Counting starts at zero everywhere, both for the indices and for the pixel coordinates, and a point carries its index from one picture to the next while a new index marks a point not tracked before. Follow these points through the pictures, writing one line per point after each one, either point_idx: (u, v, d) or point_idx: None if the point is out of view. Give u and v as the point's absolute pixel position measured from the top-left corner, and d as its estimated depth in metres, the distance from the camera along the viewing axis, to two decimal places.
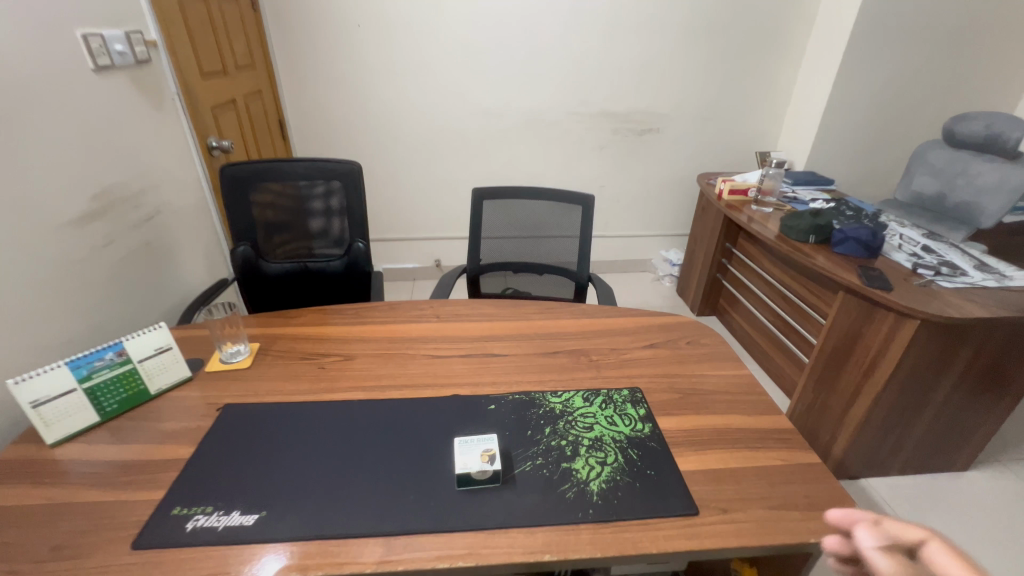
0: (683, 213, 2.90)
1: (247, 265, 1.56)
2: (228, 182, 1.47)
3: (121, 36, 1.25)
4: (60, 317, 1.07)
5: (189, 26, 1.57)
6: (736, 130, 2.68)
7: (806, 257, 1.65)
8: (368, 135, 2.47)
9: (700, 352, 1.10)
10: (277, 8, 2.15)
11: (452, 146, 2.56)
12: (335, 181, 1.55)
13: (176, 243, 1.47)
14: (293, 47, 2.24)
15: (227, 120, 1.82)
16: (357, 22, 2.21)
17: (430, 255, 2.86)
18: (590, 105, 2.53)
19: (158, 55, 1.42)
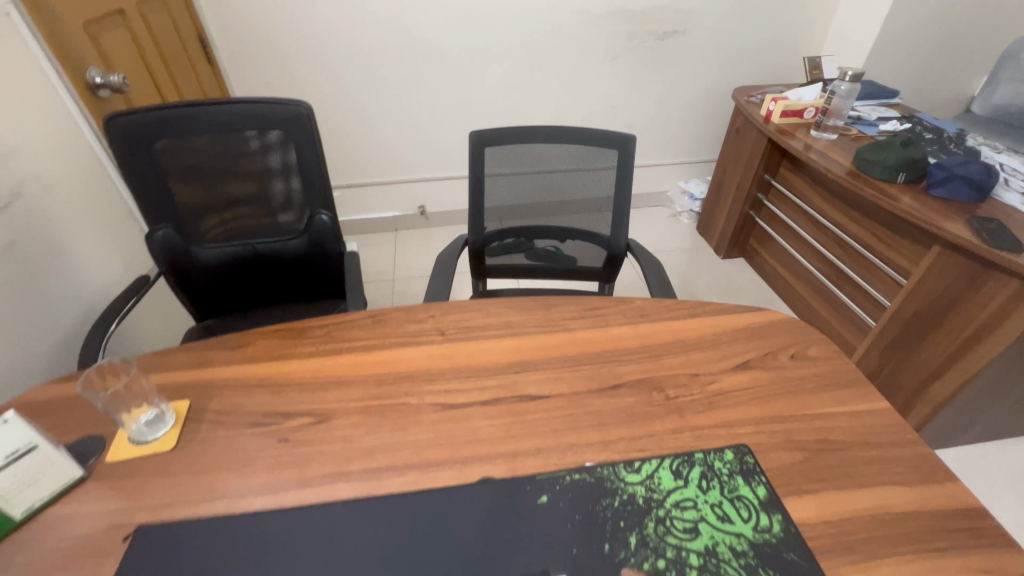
0: (707, 136, 2.48)
1: (172, 253, 1.16)
2: (117, 141, 1.02)
3: None
4: None
5: None
6: (778, 27, 2.17)
7: (895, 201, 1.31)
8: (318, 52, 1.92)
9: (813, 374, 0.79)
10: None
11: (429, 61, 2.02)
12: (273, 129, 1.10)
13: (59, 233, 1.05)
14: None
15: (115, 40, 1.29)
16: None
17: (412, 201, 2.43)
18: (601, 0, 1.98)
19: None
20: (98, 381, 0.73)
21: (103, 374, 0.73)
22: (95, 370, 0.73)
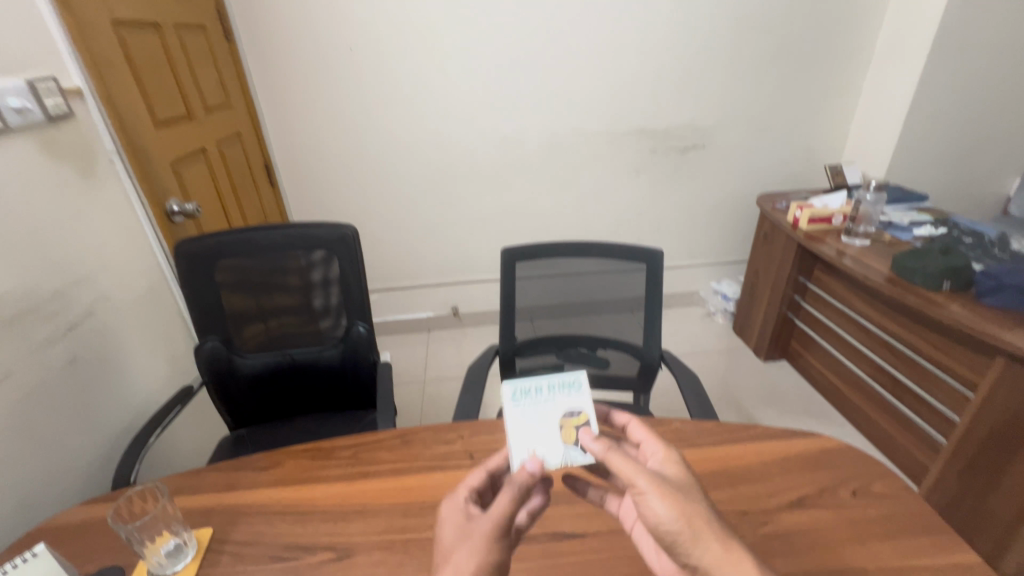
0: (735, 238, 2.52)
1: (216, 364, 1.21)
2: (182, 264, 1.13)
3: (18, 87, 0.93)
4: None
5: (132, 65, 1.26)
6: (796, 139, 2.29)
7: (943, 310, 1.25)
8: (369, 173, 2.14)
9: (880, 516, 0.71)
10: (254, 35, 1.85)
11: (467, 177, 2.20)
12: (318, 250, 1.19)
13: (118, 347, 1.13)
14: (275, 79, 1.93)
15: (195, 173, 1.50)
16: (346, 44, 1.89)
17: (446, 302, 2.50)
18: (625, 122, 2.16)
19: (85, 107, 1.10)
20: (127, 511, 0.73)
21: (133, 503, 0.74)
22: (126, 500, 0.74)
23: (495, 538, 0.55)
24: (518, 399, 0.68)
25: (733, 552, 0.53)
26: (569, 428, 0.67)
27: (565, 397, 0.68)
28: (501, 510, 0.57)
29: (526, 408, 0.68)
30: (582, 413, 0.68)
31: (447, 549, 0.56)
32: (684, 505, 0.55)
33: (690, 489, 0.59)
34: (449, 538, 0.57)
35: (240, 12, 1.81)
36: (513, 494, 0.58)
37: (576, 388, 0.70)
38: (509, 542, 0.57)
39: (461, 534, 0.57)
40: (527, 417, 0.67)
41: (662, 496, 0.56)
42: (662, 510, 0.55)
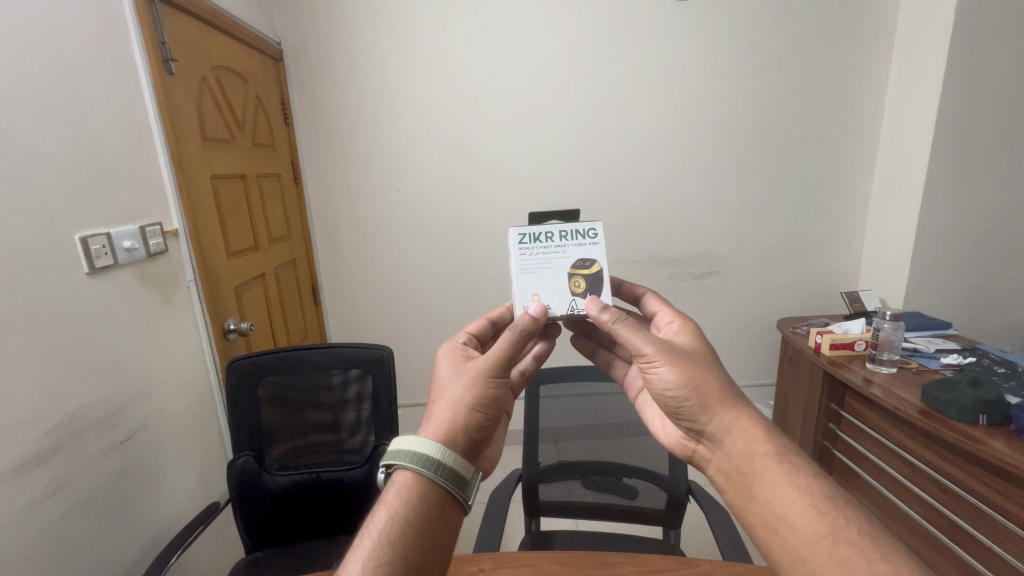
0: (760, 361, 2.52)
1: (245, 479, 1.24)
2: (231, 380, 1.22)
3: (133, 232, 1.14)
4: None
5: (220, 208, 1.52)
6: (809, 268, 2.40)
7: (984, 446, 1.21)
8: (404, 296, 2.32)
9: None
10: (318, 181, 2.18)
11: (494, 301, 2.34)
12: (355, 368, 1.28)
13: (160, 459, 1.19)
14: (331, 216, 2.22)
15: (253, 296, 1.68)
16: (395, 188, 2.19)
17: None
18: (642, 252, 2.33)
19: (178, 245, 1.31)
20: None
21: None
22: None
23: (489, 375, 0.71)
24: (528, 244, 0.85)
25: (736, 421, 0.69)
26: (579, 276, 0.83)
27: (577, 247, 0.85)
28: (498, 352, 0.73)
29: (538, 253, 0.85)
30: (591, 263, 0.83)
31: (448, 381, 0.72)
32: (692, 375, 0.71)
33: (701, 358, 0.73)
34: (451, 373, 0.73)
35: (310, 163, 2.16)
36: (511, 337, 0.73)
37: (590, 238, 0.85)
38: (502, 376, 0.72)
39: (460, 369, 0.73)
40: (538, 259, 0.85)
41: (666, 363, 0.71)
42: (669, 375, 0.71)
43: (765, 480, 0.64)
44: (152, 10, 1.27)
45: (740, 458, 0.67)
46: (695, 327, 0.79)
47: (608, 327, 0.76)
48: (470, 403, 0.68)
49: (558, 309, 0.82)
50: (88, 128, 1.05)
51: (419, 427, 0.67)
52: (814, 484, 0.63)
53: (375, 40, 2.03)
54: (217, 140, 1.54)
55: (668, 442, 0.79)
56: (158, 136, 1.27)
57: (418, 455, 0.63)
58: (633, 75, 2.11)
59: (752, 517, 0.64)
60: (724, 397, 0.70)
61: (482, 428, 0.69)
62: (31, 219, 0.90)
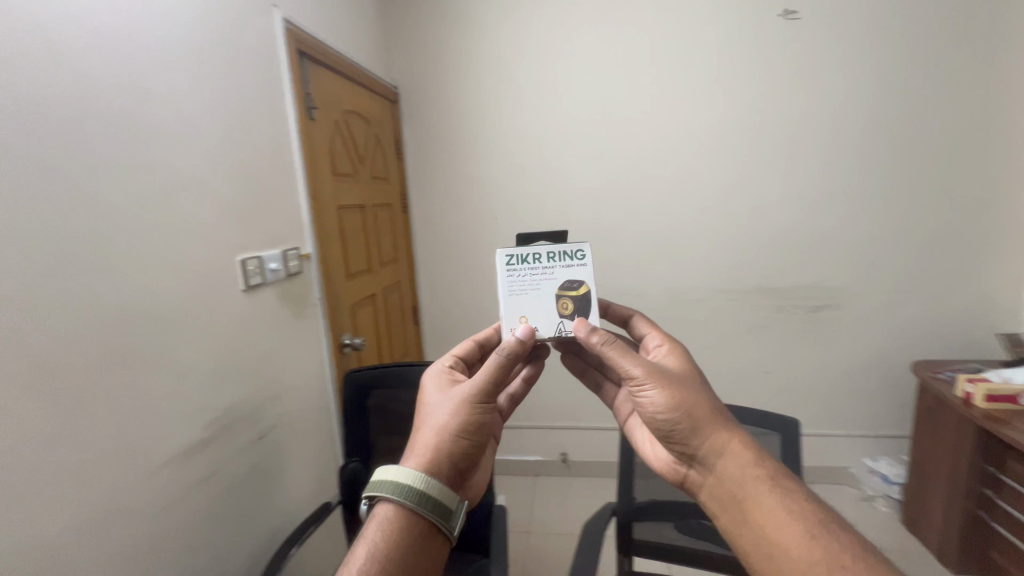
0: (889, 408, 2.20)
1: (354, 483, 1.35)
2: (347, 389, 1.35)
3: (277, 255, 1.32)
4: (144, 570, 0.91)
5: (343, 235, 1.71)
6: (950, 304, 2.08)
7: None
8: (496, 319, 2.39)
9: None
10: (424, 210, 2.36)
11: None
12: None
13: (285, 457, 1.34)
14: (433, 241, 2.38)
15: (365, 313, 1.85)
16: (492, 215, 2.29)
17: (556, 447, 2.46)
18: (745, 281, 2.18)
19: (310, 266, 1.49)
20: None
21: None
22: None
23: (475, 401, 0.76)
24: (515, 266, 0.88)
25: (725, 446, 0.74)
26: (567, 297, 0.87)
27: (565, 270, 0.88)
28: (483, 379, 0.77)
29: (526, 275, 0.88)
30: (578, 285, 0.87)
31: (434, 407, 0.78)
32: (681, 399, 0.76)
33: (689, 383, 0.79)
34: (435, 399, 0.79)
35: (417, 194, 2.35)
36: (497, 360, 0.77)
37: (576, 259, 0.89)
38: (486, 402, 0.77)
39: (445, 394, 0.79)
40: (528, 282, 0.88)
41: (656, 386, 0.76)
42: (658, 398, 0.76)
43: (756, 502, 0.70)
44: (302, 67, 1.51)
45: (729, 480, 0.73)
46: (683, 350, 0.86)
47: (597, 349, 0.81)
48: (453, 431, 0.75)
49: (546, 331, 0.86)
50: (250, 167, 1.26)
51: (404, 456, 0.75)
52: (806, 505, 0.69)
53: (479, 79, 2.19)
54: (344, 175, 1.75)
55: (657, 462, 0.84)
56: (301, 172, 1.47)
57: (405, 484, 0.70)
58: (735, 99, 2.04)
59: (743, 540, 0.69)
60: (712, 420, 0.76)
61: (468, 452, 0.76)
62: (206, 243, 1.09)
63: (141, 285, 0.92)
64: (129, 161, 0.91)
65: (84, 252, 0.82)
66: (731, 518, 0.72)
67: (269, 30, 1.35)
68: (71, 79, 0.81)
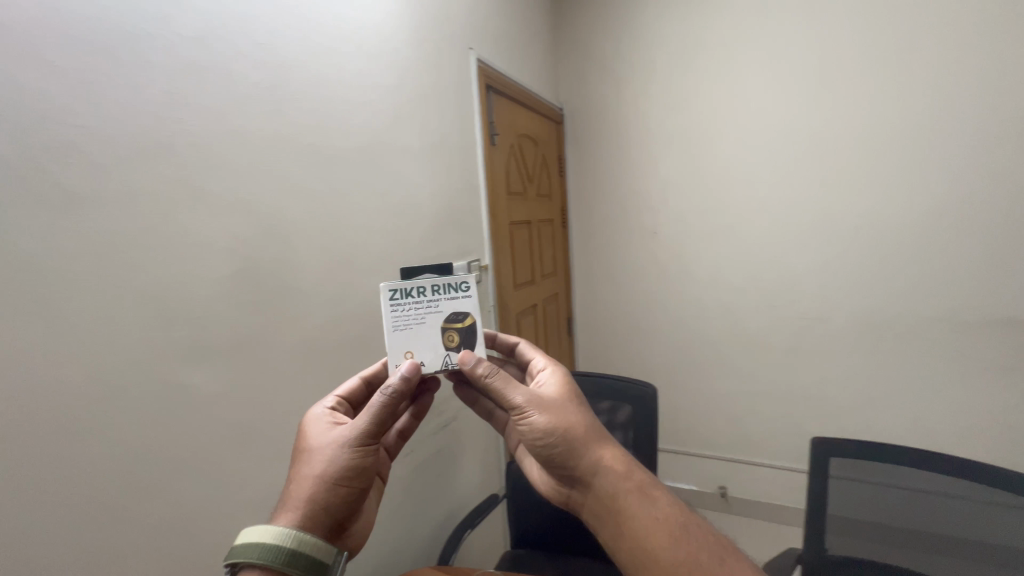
0: None
1: (519, 481, 1.44)
2: None
3: (464, 266, 1.50)
4: None
5: (513, 248, 1.87)
6: None
7: None
8: (650, 335, 2.31)
9: None
10: (582, 225, 2.43)
11: (751, 351, 2.10)
12: (624, 402, 1.35)
13: (460, 446, 1.52)
14: (590, 256, 2.43)
15: (528, 323, 1.98)
16: (653, 230, 2.22)
17: (714, 480, 2.26)
18: (983, 309, 1.71)
19: (487, 277, 1.65)
20: None
21: None
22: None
23: (351, 444, 0.67)
24: (399, 300, 0.76)
25: (612, 462, 0.68)
26: (453, 330, 0.76)
27: (450, 304, 0.77)
28: (365, 420, 0.68)
29: (409, 310, 0.76)
30: (466, 317, 0.77)
31: (307, 455, 0.68)
32: (561, 421, 0.70)
33: (565, 401, 0.73)
34: (308, 445, 0.70)
35: (576, 210, 2.43)
36: (383, 400, 0.68)
37: (462, 291, 0.77)
38: (368, 445, 0.68)
39: (321, 438, 0.70)
40: (410, 317, 0.76)
41: (539, 411, 0.70)
42: (537, 422, 0.69)
43: (635, 521, 0.63)
44: (488, 99, 1.70)
45: (608, 500, 0.66)
46: (566, 371, 0.80)
47: (482, 380, 0.73)
48: (333, 479, 0.65)
49: (431, 366, 0.76)
50: (447, 189, 1.45)
51: (275, 512, 0.64)
52: (671, 513, 0.64)
53: (642, 92, 2.15)
54: (517, 194, 1.91)
55: (544, 490, 0.76)
56: (483, 191, 1.65)
57: (263, 543, 0.58)
58: (978, 82, 1.62)
59: (624, 560, 0.63)
60: (589, 437, 0.70)
61: (344, 501, 0.66)
62: (413, 256, 1.30)
63: (366, 288, 1.14)
64: (361, 191, 1.13)
65: (332, 263, 1.05)
66: (612, 540, 0.65)
67: (466, 70, 1.56)
68: (280, 89, 0.93)
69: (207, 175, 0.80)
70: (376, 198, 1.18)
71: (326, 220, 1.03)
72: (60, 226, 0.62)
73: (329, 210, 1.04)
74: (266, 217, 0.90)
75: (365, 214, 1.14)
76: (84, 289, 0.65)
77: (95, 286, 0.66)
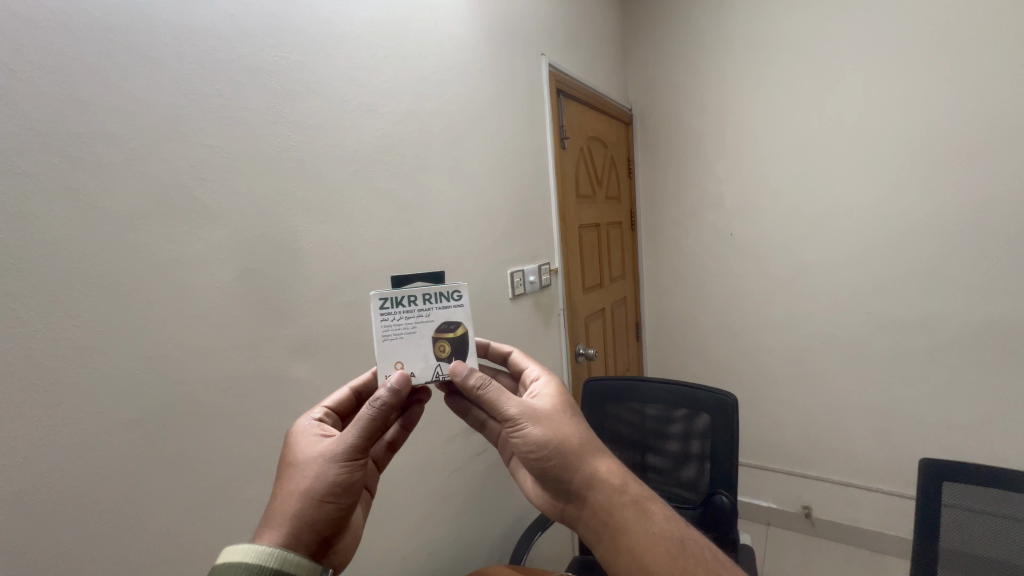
0: None
1: None
2: (587, 396, 1.43)
3: (535, 269, 1.51)
4: (439, 513, 1.18)
5: (582, 251, 1.85)
6: None
7: None
8: (726, 342, 2.20)
9: None
10: (652, 227, 2.36)
11: (844, 361, 1.93)
12: (701, 411, 1.30)
13: None
14: (660, 259, 2.35)
15: (595, 327, 1.96)
16: (729, 231, 2.11)
17: (798, 498, 2.10)
18: None
19: (556, 280, 1.65)
20: None
21: None
22: None
23: (338, 458, 0.63)
24: (389, 309, 0.71)
25: (608, 476, 0.67)
26: (445, 340, 0.73)
27: (441, 314, 0.73)
28: (353, 433, 0.64)
29: (400, 319, 0.72)
30: (457, 327, 0.74)
31: (290, 469, 0.64)
32: (557, 434, 0.67)
33: (560, 412, 0.70)
34: (293, 458, 0.65)
35: (646, 211, 2.37)
36: (371, 413, 0.63)
37: (454, 300, 0.74)
38: (355, 459, 0.64)
39: (307, 450, 0.65)
40: (401, 327, 0.72)
41: (536, 424, 0.67)
42: (533, 436, 0.66)
43: (635, 534, 0.64)
44: (558, 102, 1.70)
45: (604, 515, 0.65)
46: (558, 379, 0.77)
47: (473, 391, 0.69)
48: (320, 495, 0.61)
49: (422, 378, 0.72)
50: (519, 193, 1.47)
51: (258, 529, 0.59)
52: (666, 527, 0.65)
53: (718, 87, 2.06)
54: (585, 196, 1.90)
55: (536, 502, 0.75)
56: (553, 194, 1.65)
57: (245, 564, 0.54)
58: None
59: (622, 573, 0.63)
60: (585, 450, 0.68)
61: (331, 518, 0.62)
62: (487, 259, 1.34)
63: None
64: (440, 197, 1.18)
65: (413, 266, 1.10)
66: (609, 554, 0.65)
67: (538, 75, 1.58)
68: (365, 98, 0.98)
69: (301, 179, 0.86)
70: (453, 204, 1.22)
71: (408, 225, 1.09)
72: (183, 224, 0.71)
73: (410, 215, 1.09)
74: (357, 224, 0.97)
75: (443, 219, 1.19)
76: (199, 282, 0.73)
77: (207, 279, 0.74)
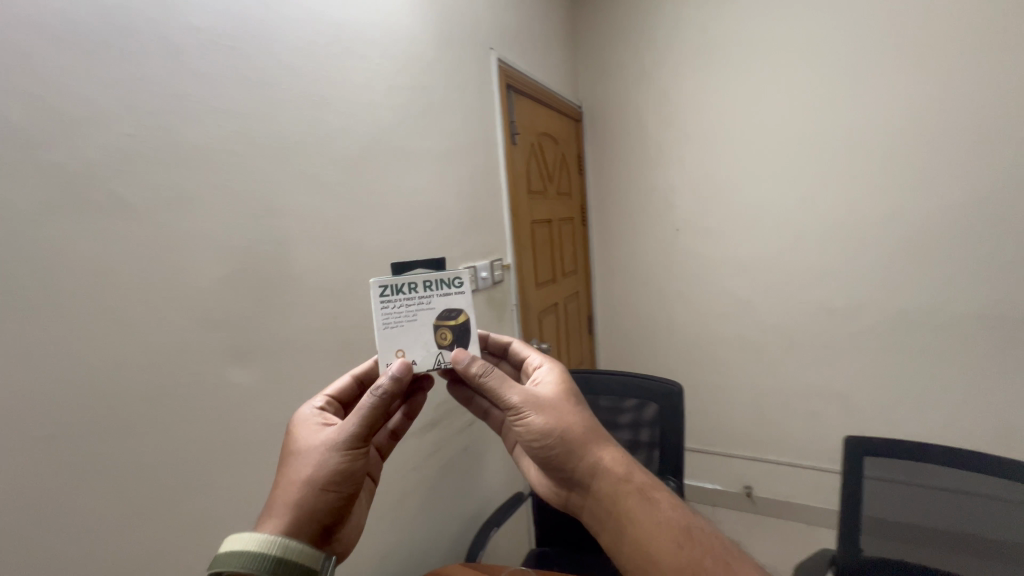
0: None
1: None
2: None
3: (487, 265, 1.51)
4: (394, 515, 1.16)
5: (535, 247, 1.87)
6: None
7: None
8: (672, 333, 2.29)
9: None
10: (602, 223, 2.42)
11: (778, 348, 2.06)
12: (650, 401, 1.34)
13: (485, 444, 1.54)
14: (610, 253, 2.41)
15: (549, 321, 1.98)
16: (674, 226, 2.20)
17: (739, 478, 2.23)
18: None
19: (509, 276, 1.66)
20: None
21: None
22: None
23: (341, 447, 0.62)
24: (390, 296, 0.70)
25: (613, 464, 0.67)
26: (446, 327, 0.72)
27: (443, 301, 0.72)
28: (357, 420, 0.63)
29: (401, 307, 0.71)
30: (459, 315, 0.73)
31: (292, 458, 0.63)
32: (561, 421, 0.68)
33: (565, 401, 0.71)
34: (295, 447, 0.64)
35: (596, 207, 2.42)
36: (373, 400, 0.63)
37: (456, 287, 0.73)
38: (358, 447, 0.63)
39: (309, 439, 0.64)
40: (402, 315, 0.71)
41: (539, 412, 0.68)
42: (535, 423, 0.68)
43: (638, 519, 0.63)
44: (509, 98, 1.70)
45: (609, 503, 0.65)
46: (564, 370, 0.78)
47: (477, 379, 0.70)
48: (322, 483, 0.60)
49: (424, 365, 0.71)
50: (470, 189, 1.46)
51: (258, 520, 0.57)
52: (675, 514, 0.64)
53: (663, 86, 2.13)
54: (537, 192, 1.91)
55: (542, 491, 0.75)
56: (505, 190, 1.65)
57: (246, 552, 0.52)
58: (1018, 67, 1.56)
59: (624, 560, 0.62)
60: (589, 439, 0.68)
61: (332, 508, 0.60)
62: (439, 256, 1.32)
63: None
64: (388, 192, 1.15)
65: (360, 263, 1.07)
66: (614, 542, 0.64)
67: (487, 70, 1.57)
68: (308, 87, 0.95)
69: (243, 172, 0.82)
70: (402, 199, 1.19)
71: (354, 221, 1.05)
72: (120, 220, 0.66)
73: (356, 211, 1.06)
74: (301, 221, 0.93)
75: (391, 215, 1.16)
76: (136, 279, 0.68)
77: (145, 276, 0.69)
